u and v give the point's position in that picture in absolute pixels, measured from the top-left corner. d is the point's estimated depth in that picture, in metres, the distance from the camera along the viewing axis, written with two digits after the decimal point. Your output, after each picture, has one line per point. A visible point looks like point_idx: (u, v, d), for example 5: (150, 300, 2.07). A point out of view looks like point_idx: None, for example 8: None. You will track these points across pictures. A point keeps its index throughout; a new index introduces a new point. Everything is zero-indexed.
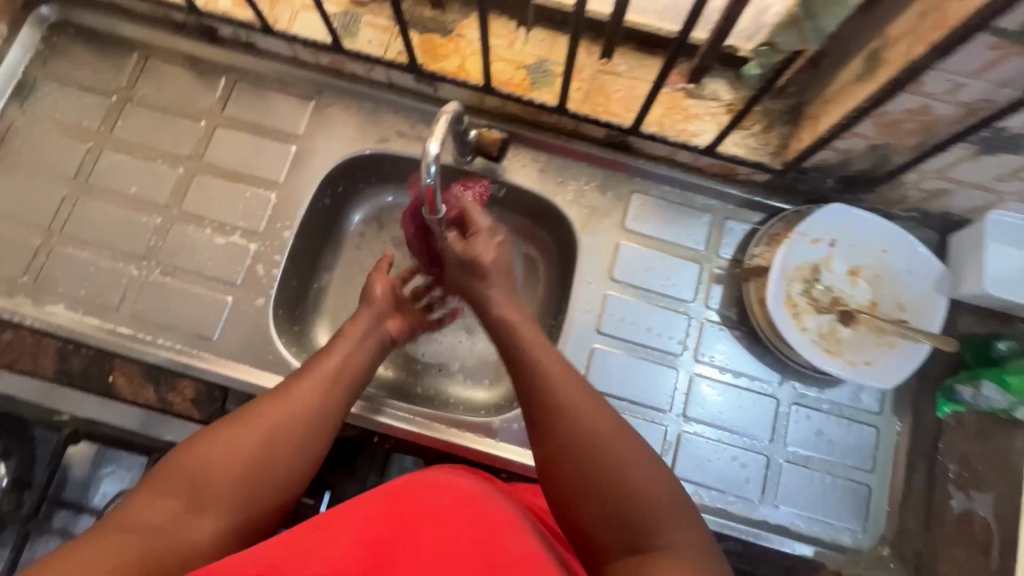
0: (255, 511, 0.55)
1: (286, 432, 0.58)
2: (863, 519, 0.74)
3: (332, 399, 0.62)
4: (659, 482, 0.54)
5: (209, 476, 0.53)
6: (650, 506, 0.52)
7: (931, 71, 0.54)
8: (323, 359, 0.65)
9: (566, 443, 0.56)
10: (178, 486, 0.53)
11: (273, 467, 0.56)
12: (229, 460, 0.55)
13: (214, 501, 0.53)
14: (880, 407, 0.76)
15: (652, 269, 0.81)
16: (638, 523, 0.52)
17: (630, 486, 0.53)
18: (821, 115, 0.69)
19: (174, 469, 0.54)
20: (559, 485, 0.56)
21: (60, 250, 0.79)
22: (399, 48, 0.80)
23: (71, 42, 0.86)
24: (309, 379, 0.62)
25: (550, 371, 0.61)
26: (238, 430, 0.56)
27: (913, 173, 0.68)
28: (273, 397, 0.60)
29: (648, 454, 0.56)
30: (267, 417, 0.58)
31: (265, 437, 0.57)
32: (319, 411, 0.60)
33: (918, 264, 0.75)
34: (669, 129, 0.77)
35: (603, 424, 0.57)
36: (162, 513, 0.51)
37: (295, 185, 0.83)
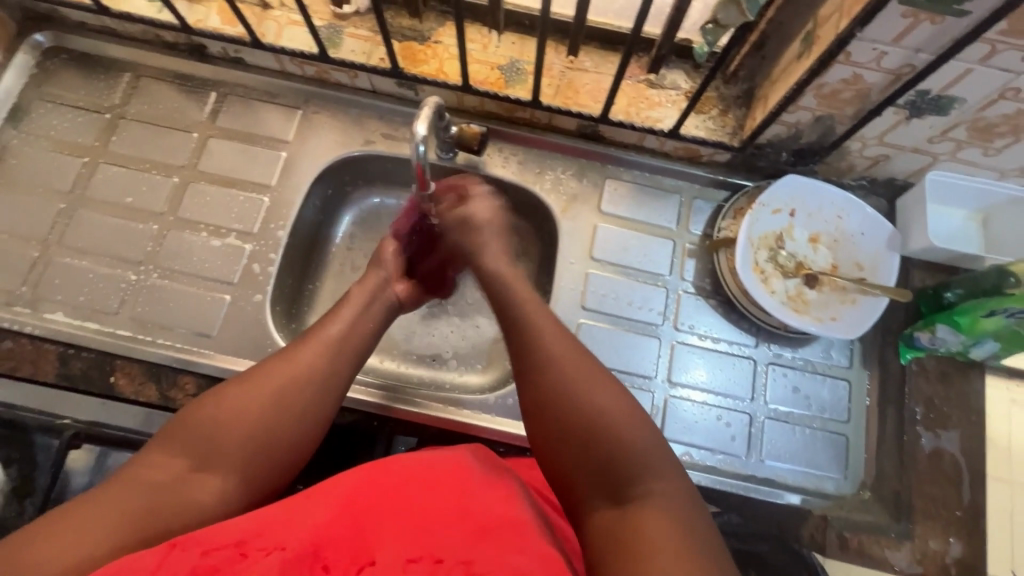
0: (260, 470, 0.57)
1: (289, 394, 0.60)
2: (844, 467, 0.78)
3: (332, 365, 0.64)
4: (647, 437, 0.55)
5: (213, 435, 0.56)
6: (634, 461, 0.54)
7: (858, 41, 0.61)
8: (323, 328, 0.67)
9: (560, 401, 0.58)
10: (185, 446, 0.55)
11: (276, 428, 0.58)
12: (234, 421, 0.57)
13: (220, 459, 0.55)
14: (849, 361, 0.82)
15: (629, 247, 0.86)
16: (625, 474, 0.53)
17: (618, 439, 0.55)
18: (769, 94, 0.76)
19: (181, 431, 0.56)
20: (554, 437, 0.57)
21: (59, 260, 0.81)
22: (380, 56, 0.86)
23: (64, 65, 0.90)
24: (310, 346, 0.64)
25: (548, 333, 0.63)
26: (242, 392, 0.59)
27: (856, 141, 0.75)
28: (276, 362, 0.62)
29: (640, 413, 0.57)
30: (271, 380, 0.60)
31: (269, 399, 0.59)
32: (320, 374, 0.62)
33: (871, 227, 0.82)
34: (635, 116, 0.84)
35: (599, 381, 0.59)
36: (170, 471, 0.53)
37: (287, 187, 0.87)
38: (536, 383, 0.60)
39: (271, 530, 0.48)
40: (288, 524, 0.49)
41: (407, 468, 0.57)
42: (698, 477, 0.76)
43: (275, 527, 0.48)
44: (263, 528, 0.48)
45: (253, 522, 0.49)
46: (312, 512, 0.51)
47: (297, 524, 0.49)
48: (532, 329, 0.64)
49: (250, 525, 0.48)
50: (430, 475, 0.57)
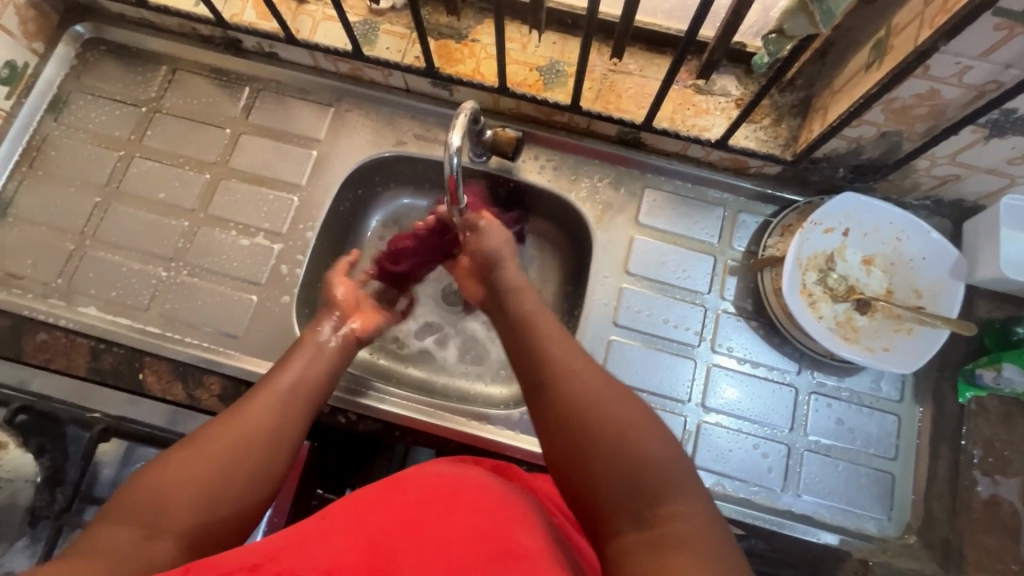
0: (209, 543, 0.49)
1: (247, 449, 0.55)
2: (889, 507, 0.73)
3: (286, 417, 0.60)
4: (661, 443, 0.51)
5: (162, 501, 0.48)
6: (651, 473, 0.49)
7: (939, 54, 0.55)
8: (254, 407, 0.58)
9: (563, 416, 0.53)
10: (132, 516, 0.47)
11: (217, 495, 0.51)
12: (187, 485, 0.50)
13: (174, 526, 0.47)
14: (901, 395, 0.77)
15: (666, 262, 0.82)
16: (641, 486, 0.48)
17: (630, 450, 0.50)
18: (830, 105, 0.70)
19: (125, 500, 0.48)
20: (565, 446, 0.52)
21: (93, 253, 0.82)
22: (415, 54, 0.83)
23: (102, 57, 0.90)
24: (260, 401, 0.59)
25: (553, 345, 0.59)
26: (187, 460, 0.52)
27: (925, 159, 0.70)
28: (226, 419, 0.57)
29: (652, 420, 0.52)
30: (217, 451, 0.53)
31: (219, 454, 0.53)
32: (271, 427, 0.58)
33: (934, 252, 0.75)
34: (680, 123, 0.79)
35: (605, 390, 0.54)
36: (117, 542, 0.45)
37: (317, 187, 0.86)
38: (540, 398, 0.56)
39: (284, 557, 0.44)
40: (304, 550, 0.46)
41: (425, 484, 0.52)
42: (729, 509, 0.73)
43: (290, 551, 0.45)
44: (277, 551, 0.45)
45: (270, 544, 0.46)
46: (327, 534, 0.47)
47: (310, 550, 0.45)
48: (536, 344, 0.60)
49: (265, 547, 0.46)
50: (457, 493, 0.51)
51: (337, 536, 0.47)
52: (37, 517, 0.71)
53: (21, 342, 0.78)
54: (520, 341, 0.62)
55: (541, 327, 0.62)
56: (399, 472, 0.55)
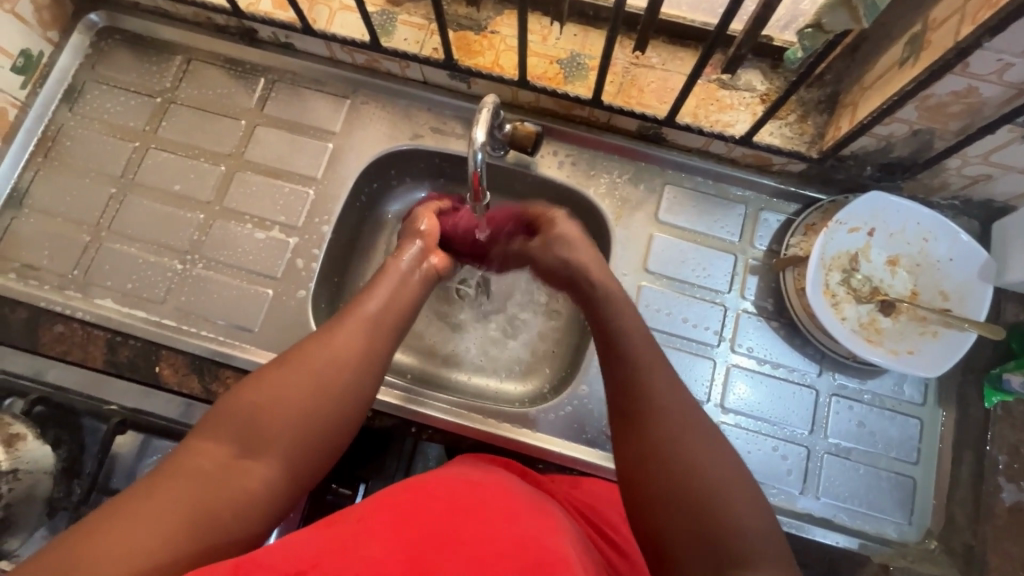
0: (304, 462, 0.52)
1: (334, 376, 0.55)
2: (909, 512, 0.73)
3: (370, 344, 0.60)
4: (751, 504, 0.50)
5: (261, 420, 0.51)
6: (738, 538, 0.48)
7: (981, 51, 0.53)
8: (339, 335, 0.59)
9: (652, 458, 0.52)
10: (231, 433, 0.51)
11: (311, 418, 0.53)
12: (278, 407, 0.52)
13: (269, 445, 0.51)
14: (923, 398, 0.75)
15: (686, 260, 0.80)
16: (722, 547, 0.47)
17: (720, 510, 0.49)
18: (860, 102, 0.68)
19: (224, 415, 0.52)
20: (649, 487, 0.51)
21: (108, 245, 0.82)
22: (433, 45, 0.81)
23: (117, 46, 0.89)
24: (348, 326, 0.60)
25: (645, 373, 0.58)
26: (282, 382, 0.54)
27: (957, 159, 0.68)
28: (315, 343, 0.57)
29: (742, 479, 0.52)
30: (308, 376, 0.55)
31: (307, 380, 0.54)
32: (357, 354, 0.58)
33: (963, 253, 0.74)
34: (703, 119, 0.77)
35: (698, 443, 0.53)
36: (217, 460, 0.49)
37: (333, 180, 0.85)
38: (629, 433, 0.55)
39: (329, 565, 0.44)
40: (343, 554, 0.45)
41: (456, 489, 0.52)
42: None
43: (330, 557, 0.44)
44: (320, 558, 0.44)
45: (311, 548, 0.46)
46: (365, 537, 0.46)
47: (354, 556, 0.45)
48: (635, 378, 0.58)
49: (307, 551, 0.45)
50: (484, 499, 0.51)
51: (375, 540, 0.46)
52: (55, 509, 0.72)
53: (38, 333, 0.78)
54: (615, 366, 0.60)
55: (623, 347, 0.61)
56: (422, 475, 0.55)
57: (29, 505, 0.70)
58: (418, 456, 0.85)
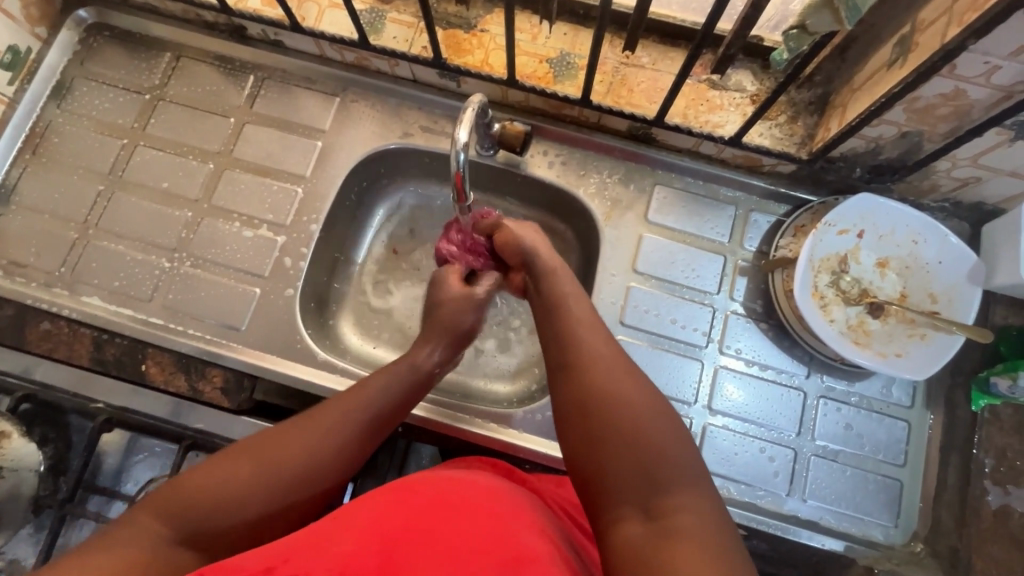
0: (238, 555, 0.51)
1: (302, 484, 0.54)
2: (896, 515, 0.73)
3: (350, 452, 0.57)
4: (673, 434, 0.51)
5: (217, 515, 0.50)
6: (663, 465, 0.49)
7: (967, 53, 0.53)
8: (329, 435, 0.56)
9: (580, 400, 0.54)
10: (178, 515, 0.49)
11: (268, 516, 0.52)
12: (234, 502, 0.50)
13: (210, 540, 0.49)
14: (911, 401, 0.75)
15: (675, 261, 0.80)
16: (650, 476, 0.49)
17: (643, 438, 0.50)
18: (849, 103, 0.68)
19: (177, 493, 0.50)
20: (577, 430, 0.53)
21: (96, 243, 0.81)
22: (423, 44, 0.81)
23: (107, 43, 0.89)
24: (338, 424, 0.57)
25: (577, 324, 0.59)
26: (252, 475, 0.52)
27: (946, 161, 0.68)
28: (294, 439, 0.55)
29: (664, 411, 0.53)
30: (282, 475, 0.53)
31: (274, 479, 0.52)
32: (334, 461, 0.56)
33: (951, 256, 0.74)
34: (693, 119, 0.77)
35: (624, 381, 0.54)
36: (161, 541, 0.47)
37: (322, 178, 0.85)
38: (562, 379, 0.57)
39: (299, 559, 0.44)
40: (317, 548, 0.45)
41: (438, 485, 0.52)
42: (734, 513, 0.72)
43: (304, 551, 0.45)
44: (292, 554, 0.45)
45: (284, 546, 0.46)
46: (341, 532, 0.47)
47: (325, 552, 0.45)
48: (564, 324, 0.60)
49: (278, 549, 0.46)
50: (463, 495, 0.51)
51: (348, 535, 0.47)
52: (41, 507, 0.72)
53: (25, 330, 0.77)
54: (547, 319, 0.62)
55: (562, 302, 0.62)
56: (407, 475, 0.54)
57: (16, 503, 0.70)
58: (410, 455, 0.81)
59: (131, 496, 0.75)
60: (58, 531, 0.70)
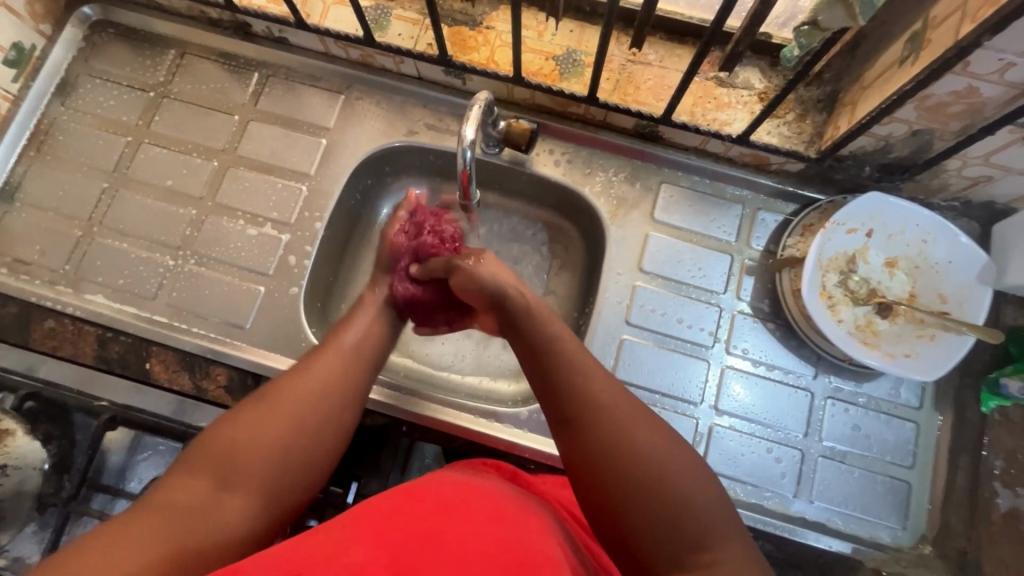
0: (286, 492, 0.53)
1: (317, 410, 0.57)
2: (904, 517, 0.72)
3: (349, 376, 0.61)
4: (704, 487, 0.50)
5: (241, 452, 0.52)
6: (699, 519, 0.48)
7: (981, 50, 0.52)
8: (321, 364, 0.61)
9: (592, 453, 0.52)
10: (208, 467, 0.51)
11: (292, 446, 0.54)
12: (260, 442, 0.53)
13: (249, 479, 0.51)
14: (920, 402, 0.75)
15: (681, 260, 0.80)
16: (685, 536, 0.48)
17: (676, 494, 0.49)
18: (859, 101, 0.67)
19: (201, 453, 0.52)
20: (597, 488, 0.51)
21: (100, 240, 0.81)
22: (428, 41, 0.80)
23: (111, 39, 0.88)
24: (326, 354, 0.62)
25: (586, 378, 0.56)
26: (263, 411, 0.55)
27: (957, 159, 0.67)
28: (293, 377, 0.59)
29: (682, 451, 0.52)
30: (289, 404, 0.56)
31: (288, 412, 0.55)
32: (339, 386, 0.60)
33: (961, 255, 0.73)
34: (700, 117, 0.76)
35: (638, 427, 0.53)
36: (197, 491, 0.49)
37: (326, 176, 0.84)
38: (575, 438, 0.54)
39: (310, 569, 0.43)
40: (326, 561, 0.44)
41: (443, 492, 0.52)
42: (741, 514, 0.71)
43: (314, 563, 0.44)
44: (302, 565, 0.43)
45: (292, 556, 0.44)
46: (348, 543, 0.46)
47: (336, 561, 0.44)
48: (573, 378, 0.57)
49: (287, 559, 0.44)
50: (468, 501, 0.51)
51: (358, 545, 0.45)
52: (45, 504, 0.72)
53: (30, 328, 0.77)
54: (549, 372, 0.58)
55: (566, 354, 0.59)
56: (408, 482, 0.54)
57: (18, 500, 0.69)
58: (414, 455, 0.81)
59: (135, 494, 0.75)
60: (62, 529, 0.71)
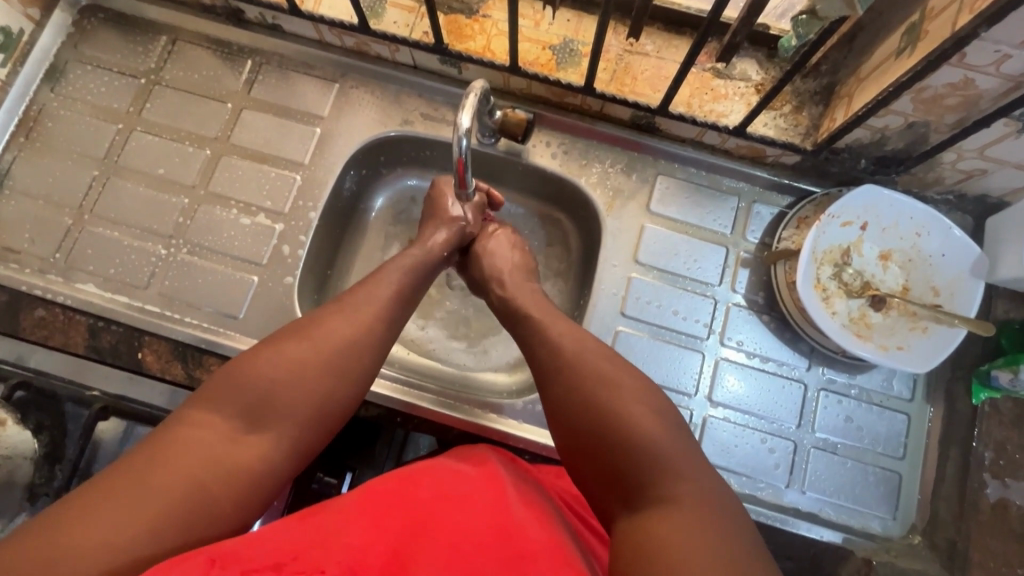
0: (309, 436, 0.53)
1: (341, 354, 0.56)
2: (894, 508, 0.73)
3: (375, 325, 0.60)
4: (662, 426, 0.51)
5: (265, 393, 0.52)
6: (653, 456, 0.49)
7: (977, 41, 0.52)
8: (351, 311, 0.59)
9: (593, 424, 0.52)
10: (231, 401, 0.51)
11: (318, 391, 0.54)
12: (285, 382, 0.53)
13: (273, 419, 0.51)
14: (911, 394, 0.76)
15: (677, 251, 0.80)
16: (636, 474, 0.49)
17: (630, 431, 0.50)
18: (855, 93, 0.67)
19: (225, 386, 0.52)
20: (568, 432, 0.54)
21: (91, 228, 0.80)
22: (424, 29, 0.80)
23: (101, 25, 0.87)
24: (356, 302, 0.61)
25: (556, 330, 0.61)
26: (292, 351, 0.55)
27: (952, 152, 0.67)
28: (321, 320, 0.58)
29: (671, 420, 0.52)
30: (317, 349, 0.55)
31: (317, 354, 0.55)
32: (363, 329, 0.59)
33: (954, 248, 0.73)
34: (697, 109, 0.76)
35: (600, 374, 0.55)
36: (221, 431, 0.49)
37: (320, 165, 0.84)
38: (547, 382, 0.58)
39: (307, 554, 0.44)
40: (324, 547, 0.44)
41: (440, 481, 0.53)
42: None
43: (312, 549, 0.44)
44: (301, 550, 0.44)
45: (289, 540, 0.45)
46: (347, 529, 0.47)
47: (334, 548, 0.45)
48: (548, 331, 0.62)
49: (286, 543, 0.44)
50: (462, 491, 0.52)
51: (355, 530, 0.47)
52: (36, 493, 0.71)
53: (19, 318, 0.76)
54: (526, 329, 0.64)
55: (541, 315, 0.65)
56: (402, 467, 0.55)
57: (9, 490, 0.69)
58: (408, 445, 0.83)
59: None
60: None
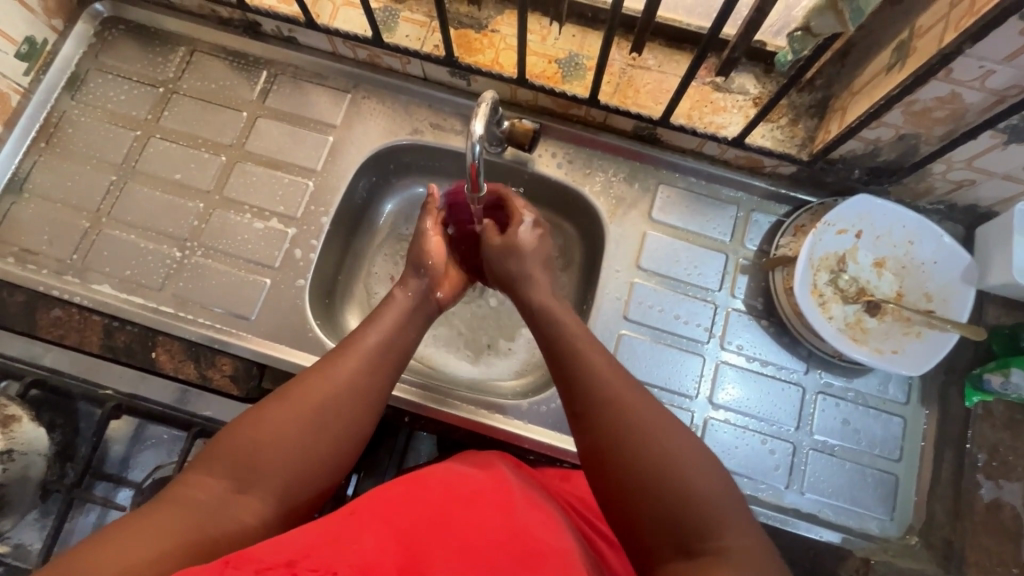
0: (301, 492, 0.54)
1: (332, 412, 0.57)
2: (891, 509, 0.74)
3: (367, 381, 0.61)
4: (707, 475, 0.52)
5: (257, 454, 0.53)
6: (700, 506, 0.49)
7: (962, 57, 0.55)
8: (341, 368, 0.60)
9: (634, 475, 0.52)
10: (224, 462, 0.52)
11: (310, 452, 0.55)
12: (277, 442, 0.54)
13: (265, 478, 0.52)
14: (907, 398, 0.77)
15: (679, 258, 0.82)
16: (685, 524, 0.49)
17: (679, 480, 0.51)
18: (849, 106, 0.71)
19: (221, 447, 0.54)
20: (605, 474, 0.53)
21: (108, 232, 0.82)
22: (435, 42, 0.83)
23: (121, 36, 0.90)
24: (349, 356, 0.62)
25: (591, 366, 0.60)
26: (282, 410, 0.56)
27: (941, 163, 0.70)
28: (313, 376, 0.59)
29: (708, 465, 0.53)
30: (308, 410, 0.56)
31: (306, 414, 0.56)
32: (354, 384, 0.60)
33: (946, 256, 0.76)
34: (697, 120, 0.79)
35: (641, 420, 0.55)
36: (213, 490, 0.51)
37: (332, 172, 0.86)
38: (583, 422, 0.57)
39: (319, 553, 0.44)
40: (335, 546, 0.45)
41: (449, 483, 0.55)
42: None
43: (323, 548, 0.45)
44: (313, 550, 0.44)
45: (301, 542, 0.45)
46: (360, 532, 0.47)
47: (346, 549, 0.45)
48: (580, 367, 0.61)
49: (298, 544, 0.45)
50: (473, 490, 0.54)
51: (367, 533, 0.47)
52: (49, 490, 0.73)
53: (35, 317, 0.78)
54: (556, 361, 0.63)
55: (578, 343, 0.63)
56: (414, 474, 0.56)
57: (24, 486, 0.69)
58: (410, 452, 0.82)
59: (137, 484, 0.77)
60: (66, 515, 0.72)
